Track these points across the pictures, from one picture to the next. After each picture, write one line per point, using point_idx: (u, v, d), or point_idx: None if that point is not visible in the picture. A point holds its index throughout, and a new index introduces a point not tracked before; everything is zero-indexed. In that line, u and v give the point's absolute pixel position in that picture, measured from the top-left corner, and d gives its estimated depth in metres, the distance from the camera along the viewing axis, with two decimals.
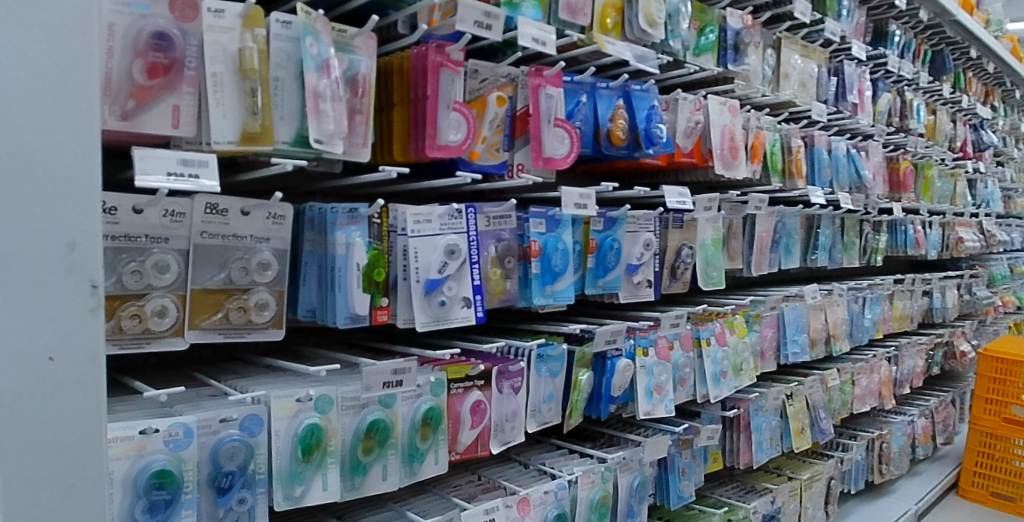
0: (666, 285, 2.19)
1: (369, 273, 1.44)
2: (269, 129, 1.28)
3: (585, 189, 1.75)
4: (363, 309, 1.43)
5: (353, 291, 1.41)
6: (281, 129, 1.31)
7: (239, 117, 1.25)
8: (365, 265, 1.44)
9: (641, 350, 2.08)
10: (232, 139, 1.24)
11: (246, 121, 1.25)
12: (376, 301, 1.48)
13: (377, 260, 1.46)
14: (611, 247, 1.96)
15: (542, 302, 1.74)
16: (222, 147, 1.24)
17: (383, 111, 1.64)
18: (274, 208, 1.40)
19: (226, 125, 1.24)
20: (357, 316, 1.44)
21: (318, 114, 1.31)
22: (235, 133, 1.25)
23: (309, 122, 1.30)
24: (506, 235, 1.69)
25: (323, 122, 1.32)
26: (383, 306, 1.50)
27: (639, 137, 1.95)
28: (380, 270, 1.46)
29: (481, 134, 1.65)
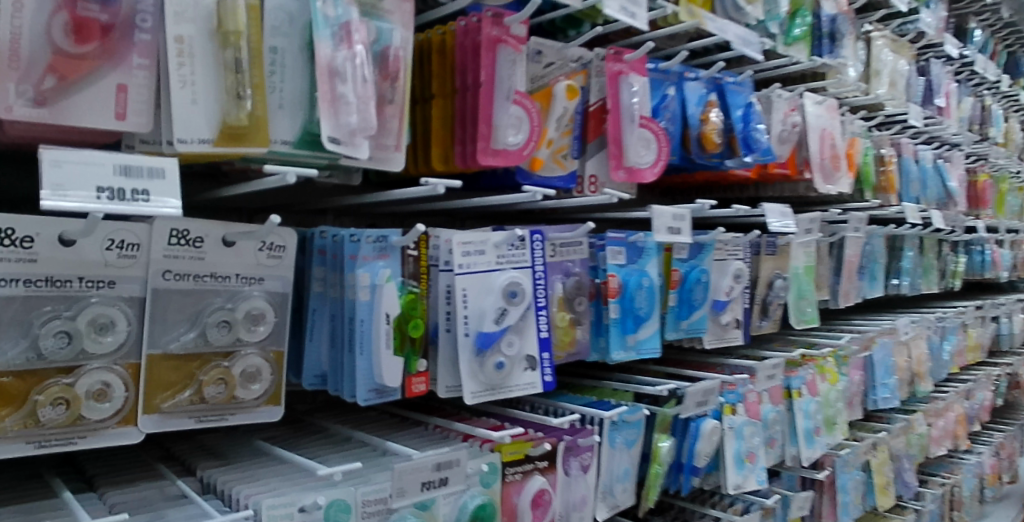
0: (756, 325, 1.78)
1: (400, 327, 1.03)
2: (264, 122, 0.87)
3: (678, 208, 1.34)
4: (394, 380, 1.02)
5: (380, 355, 1.00)
6: (280, 124, 0.90)
7: (218, 102, 0.84)
8: (396, 317, 1.02)
9: (728, 407, 1.65)
10: (207, 137, 0.83)
11: (225, 109, 0.84)
12: (410, 365, 1.06)
13: (414, 308, 1.05)
14: (698, 280, 1.54)
15: (622, 357, 1.32)
16: (192, 148, 0.83)
17: (416, 106, 1.23)
18: (270, 236, 1.01)
19: (197, 116, 0.83)
20: (383, 389, 1.03)
21: (335, 101, 0.90)
22: (214, 128, 0.84)
23: (321, 114, 0.89)
24: (575, 268, 1.29)
25: (341, 114, 0.90)
26: (420, 373, 1.08)
27: (734, 142, 1.55)
28: (418, 323, 1.05)
29: (548, 137, 1.24)
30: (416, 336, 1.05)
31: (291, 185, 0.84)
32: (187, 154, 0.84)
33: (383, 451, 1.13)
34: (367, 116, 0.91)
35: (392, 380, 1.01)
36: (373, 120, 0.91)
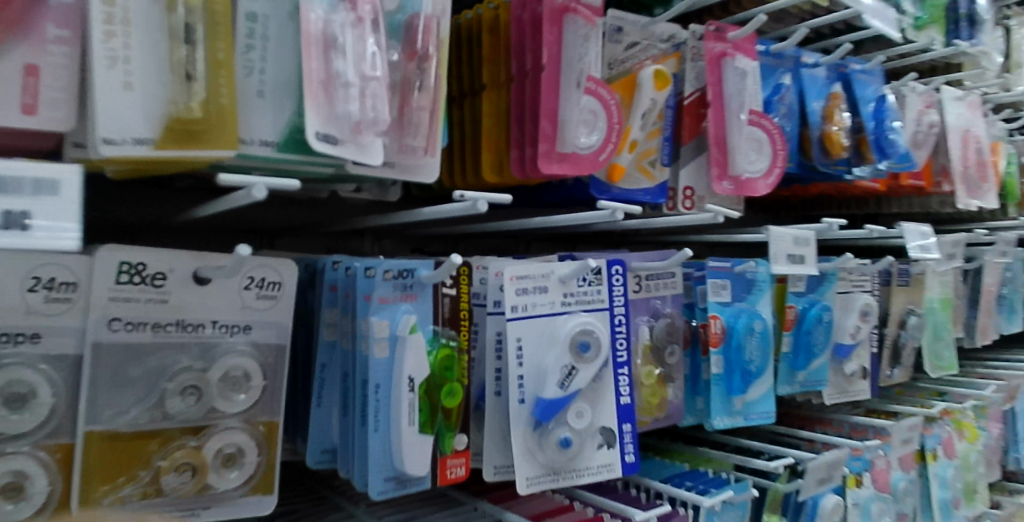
0: (886, 375, 1.44)
1: (428, 394, 0.76)
2: (232, 116, 0.61)
3: (802, 229, 1.04)
4: (419, 467, 0.75)
5: (401, 433, 0.73)
6: (257, 117, 0.64)
7: (162, 87, 0.59)
8: (424, 382, 0.75)
9: (853, 478, 1.32)
10: (145, 137, 0.58)
11: (172, 98, 0.59)
12: (445, 444, 0.79)
13: (449, 367, 0.78)
14: (820, 321, 1.22)
15: (728, 423, 1.01)
16: (123, 152, 0.58)
17: (462, 101, 0.97)
18: (260, 270, 0.75)
19: (131, 106, 0.58)
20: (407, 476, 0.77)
21: (328, 83, 0.63)
22: (156, 123, 0.59)
23: (307, 101, 0.62)
24: (666, 307, 1.00)
25: (338, 101, 0.63)
26: (458, 453, 0.80)
27: (865, 144, 1.23)
28: (455, 388, 0.77)
29: (632, 138, 0.95)
30: (452, 406, 0.77)
31: (261, 201, 0.57)
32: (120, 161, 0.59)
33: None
34: (376, 104, 0.65)
35: (416, 469, 0.74)
36: (383, 111, 0.65)
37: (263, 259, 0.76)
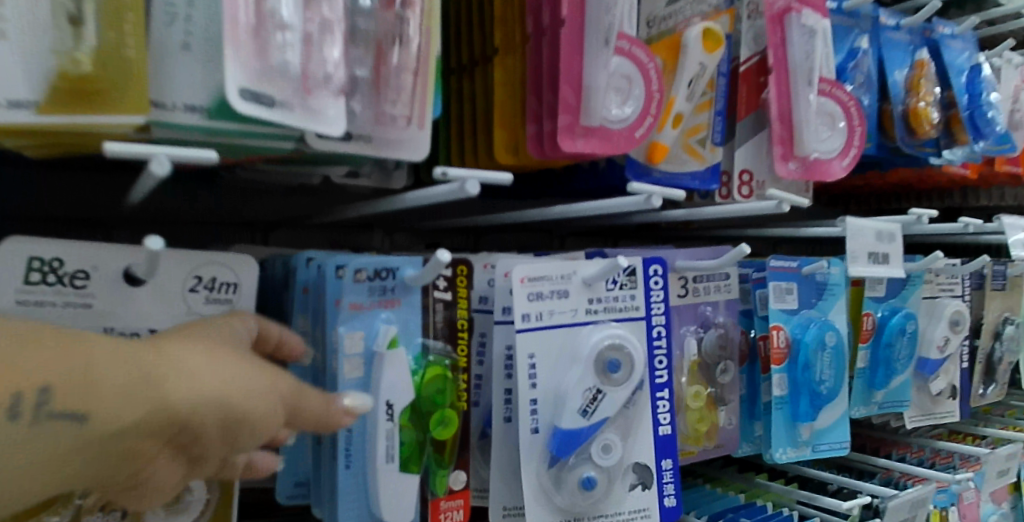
0: (977, 394, 1.24)
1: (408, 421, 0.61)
2: (139, 72, 0.48)
3: (883, 222, 0.86)
4: (399, 514, 0.60)
5: (376, 472, 0.60)
6: (179, 76, 0.51)
7: (47, 36, 0.48)
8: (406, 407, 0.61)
9: (938, 513, 1.14)
10: (24, 99, 0.47)
11: (57, 49, 0.47)
12: (438, 483, 0.64)
13: (440, 389, 0.63)
14: (903, 332, 1.03)
15: (793, 456, 0.84)
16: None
17: (468, 68, 0.81)
18: (210, 268, 0.62)
19: (6, 61, 0.46)
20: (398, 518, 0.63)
21: (260, 26, 0.49)
22: (38, 83, 0.47)
23: (224, 46, 0.47)
24: (718, 315, 0.82)
25: (271, 50, 0.49)
26: (454, 494, 0.65)
27: (958, 122, 1.05)
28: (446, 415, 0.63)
29: (677, 110, 0.78)
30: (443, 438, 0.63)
31: (165, 177, 0.47)
32: None
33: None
34: (323, 55, 0.52)
35: (396, 516, 0.60)
36: (337, 67, 0.52)
37: (214, 255, 0.62)
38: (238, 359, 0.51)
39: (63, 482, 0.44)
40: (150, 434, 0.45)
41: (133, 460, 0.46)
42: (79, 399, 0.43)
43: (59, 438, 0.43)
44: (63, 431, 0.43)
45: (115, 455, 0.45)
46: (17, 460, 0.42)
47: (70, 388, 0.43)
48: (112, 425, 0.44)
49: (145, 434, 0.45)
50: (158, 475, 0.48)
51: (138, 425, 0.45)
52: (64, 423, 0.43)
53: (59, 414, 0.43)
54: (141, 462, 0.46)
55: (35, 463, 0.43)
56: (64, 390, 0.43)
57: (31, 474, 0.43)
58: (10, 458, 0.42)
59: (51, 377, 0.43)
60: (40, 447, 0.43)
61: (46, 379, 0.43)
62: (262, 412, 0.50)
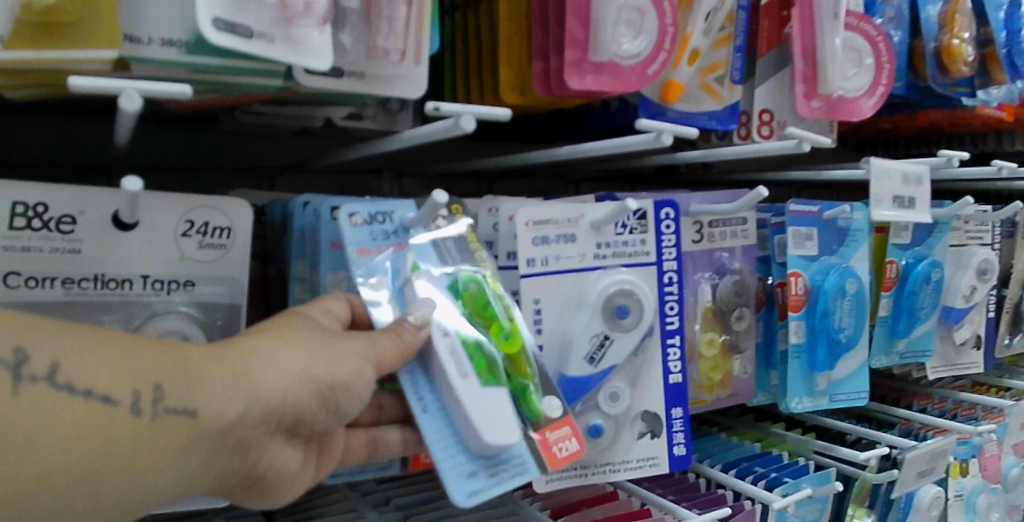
0: (1003, 344, 1.20)
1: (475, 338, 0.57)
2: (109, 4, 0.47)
3: (909, 165, 0.82)
4: (510, 429, 0.54)
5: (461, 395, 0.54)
6: (155, 10, 0.49)
7: None
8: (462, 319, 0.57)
9: (957, 466, 1.14)
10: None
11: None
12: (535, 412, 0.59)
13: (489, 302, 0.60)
14: (927, 280, 1.00)
15: (809, 406, 0.81)
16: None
17: (473, 5, 0.77)
18: (203, 212, 0.61)
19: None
20: (518, 454, 0.57)
21: None
22: (4, 18, 0.46)
23: None
24: (733, 262, 0.80)
25: None
26: (558, 423, 0.60)
27: (994, 59, 0.99)
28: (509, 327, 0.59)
29: (693, 45, 0.74)
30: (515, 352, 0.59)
31: (136, 114, 0.45)
32: None
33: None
34: None
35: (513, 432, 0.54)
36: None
37: (204, 198, 0.61)
38: (329, 338, 0.50)
39: (181, 483, 0.43)
40: (257, 424, 0.45)
41: (239, 454, 0.45)
42: (186, 394, 0.42)
43: (174, 436, 0.42)
44: (175, 428, 0.42)
45: (224, 450, 0.45)
46: (140, 459, 0.42)
47: (176, 384, 0.42)
48: (222, 418, 0.43)
49: (253, 424, 0.45)
50: (268, 464, 0.48)
51: (243, 417, 0.44)
52: (176, 420, 0.42)
53: (172, 410, 0.42)
54: (247, 454, 0.46)
55: (154, 467, 0.42)
56: (171, 387, 0.42)
57: (156, 474, 0.42)
58: (130, 463, 0.41)
59: (157, 375, 0.42)
60: (160, 446, 0.42)
61: (156, 379, 0.42)
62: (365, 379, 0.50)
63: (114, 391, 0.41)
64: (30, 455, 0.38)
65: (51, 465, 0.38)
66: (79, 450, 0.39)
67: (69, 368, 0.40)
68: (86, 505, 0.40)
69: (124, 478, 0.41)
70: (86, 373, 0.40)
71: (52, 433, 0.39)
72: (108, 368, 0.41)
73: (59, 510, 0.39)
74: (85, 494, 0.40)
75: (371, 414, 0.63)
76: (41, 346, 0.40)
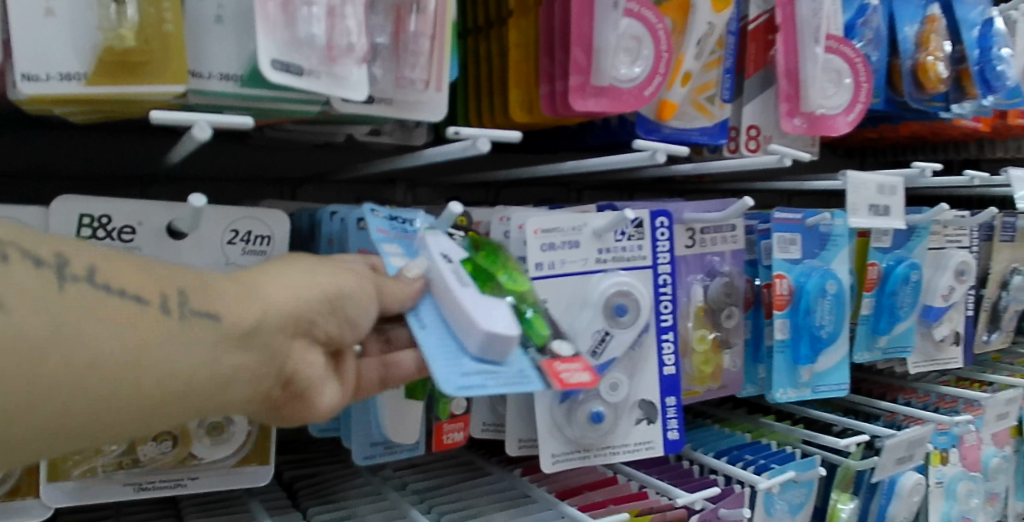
0: (982, 340, 1.28)
1: (480, 270, 0.62)
2: (178, 45, 0.54)
3: (884, 175, 0.90)
4: (503, 323, 0.56)
5: (456, 295, 0.56)
6: (214, 47, 0.57)
7: (92, 13, 0.53)
8: (466, 258, 0.63)
9: (938, 455, 1.21)
10: (74, 72, 0.53)
11: (101, 25, 0.52)
12: (542, 344, 0.61)
13: (497, 258, 0.66)
14: (907, 280, 1.08)
15: (792, 397, 0.89)
16: (48, 89, 0.52)
17: (484, 32, 0.85)
18: (245, 221, 0.68)
19: (57, 36, 0.52)
20: (520, 369, 0.58)
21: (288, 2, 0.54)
22: (86, 56, 0.53)
23: (257, 21, 0.53)
24: (724, 265, 0.87)
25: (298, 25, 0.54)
26: (567, 358, 0.60)
27: (967, 76, 1.07)
28: (512, 275, 0.65)
29: (685, 69, 0.81)
30: (520, 291, 0.64)
31: (206, 141, 0.53)
32: (52, 101, 0.53)
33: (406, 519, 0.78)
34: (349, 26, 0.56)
35: (507, 327, 0.55)
36: (357, 35, 0.56)
37: (248, 209, 0.68)
38: (333, 266, 0.54)
39: (208, 380, 0.46)
40: (274, 329, 0.49)
41: (261, 360, 0.48)
42: (207, 298, 0.46)
43: (200, 334, 0.45)
44: (200, 328, 0.45)
45: (244, 354, 0.47)
46: (170, 353, 0.44)
47: (198, 291, 0.46)
48: (240, 322, 0.47)
49: (270, 330, 0.48)
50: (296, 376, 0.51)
51: (261, 323, 0.48)
52: (199, 321, 0.45)
53: (197, 311, 0.45)
54: (267, 362, 0.49)
55: (181, 361, 0.45)
56: (193, 293, 0.46)
57: (182, 368, 0.45)
58: (160, 355, 0.44)
59: (179, 283, 0.46)
60: (188, 343, 0.45)
61: (180, 286, 0.46)
62: (368, 294, 0.54)
63: (144, 291, 0.44)
64: (75, 341, 0.41)
65: (92, 349, 0.41)
66: (116, 340, 0.42)
67: (104, 271, 0.44)
68: (120, 393, 0.42)
69: (152, 371, 0.43)
70: (118, 276, 0.44)
71: (93, 321, 0.42)
72: (137, 275, 0.45)
73: (94, 398, 0.42)
74: (121, 383, 0.42)
75: (394, 400, 0.70)
76: (82, 256, 0.44)
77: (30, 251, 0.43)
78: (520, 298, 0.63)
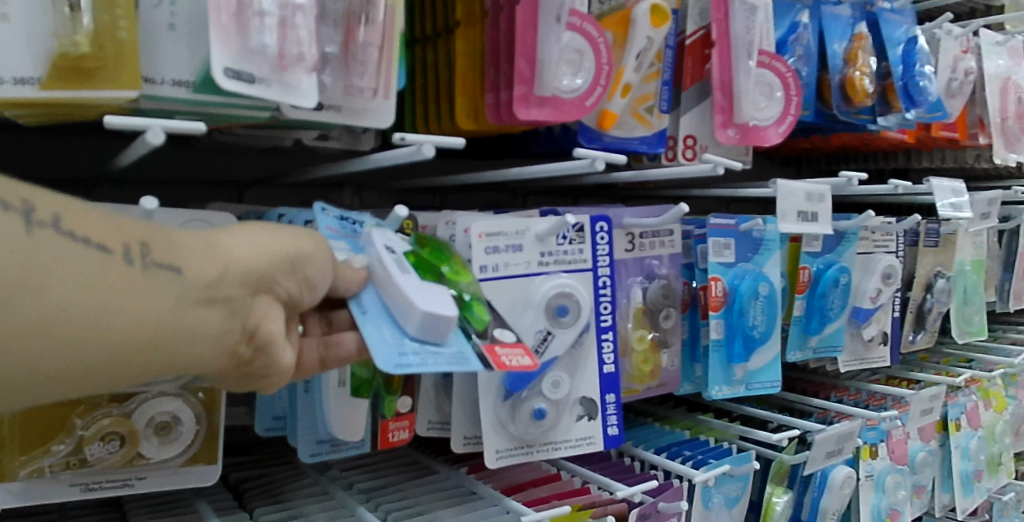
0: (907, 340, 1.35)
1: (423, 259, 0.66)
2: (132, 53, 0.55)
3: (812, 184, 0.95)
4: (442, 304, 0.58)
5: (397, 279, 0.59)
6: (166, 54, 0.58)
7: (45, 18, 0.54)
8: (408, 251, 0.66)
9: (868, 450, 1.27)
10: (28, 76, 0.53)
11: (56, 31, 0.53)
12: (482, 329, 0.65)
13: (442, 254, 0.70)
14: (836, 283, 1.13)
15: (727, 394, 0.93)
16: (2, 92, 0.53)
17: (432, 41, 0.87)
18: (195, 225, 0.69)
19: (11, 41, 0.53)
20: (459, 350, 0.60)
21: (241, 13, 0.56)
22: (40, 61, 0.54)
23: (212, 32, 0.55)
24: (662, 268, 0.91)
25: (250, 35, 0.56)
26: (508, 344, 0.65)
27: (892, 91, 1.13)
28: (456, 268, 0.69)
29: (625, 81, 0.85)
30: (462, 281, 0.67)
31: (159, 146, 0.54)
32: (4, 104, 0.54)
33: (353, 517, 0.80)
34: (300, 36, 0.58)
35: (447, 309, 0.58)
36: (308, 45, 0.58)
37: (196, 213, 0.69)
38: (294, 230, 0.56)
39: (173, 333, 0.46)
40: (238, 283, 0.50)
41: (225, 315, 0.49)
42: (171, 251, 0.47)
43: (165, 285, 0.46)
44: (166, 280, 0.46)
45: (210, 306, 0.48)
46: (135, 303, 0.45)
47: (161, 243, 0.47)
48: (204, 276, 0.48)
49: (233, 284, 0.49)
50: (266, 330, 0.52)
51: (223, 276, 0.49)
52: (165, 273, 0.46)
53: (161, 263, 0.46)
54: (233, 317, 0.50)
55: (147, 312, 0.45)
56: (156, 245, 0.46)
57: (148, 318, 0.45)
58: (125, 305, 0.44)
59: (143, 234, 0.46)
60: (153, 293, 0.45)
61: (143, 236, 0.46)
62: (323, 254, 0.56)
63: (107, 241, 0.45)
64: (40, 291, 0.41)
65: (65, 300, 0.42)
66: (86, 293, 0.43)
67: (69, 219, 0.44)
68: (92, 343, 0.43)
69: (118, 320, 0.44)
70: (80, 225, 0.44)
71: (59, 270, 0.42)
72: (98, 224, 0.45)
73: (68, 350, 0.42)
74: (90, 332, 0.43)
75: (343, 398, 0.73)
76: (44, 202, 0.44)
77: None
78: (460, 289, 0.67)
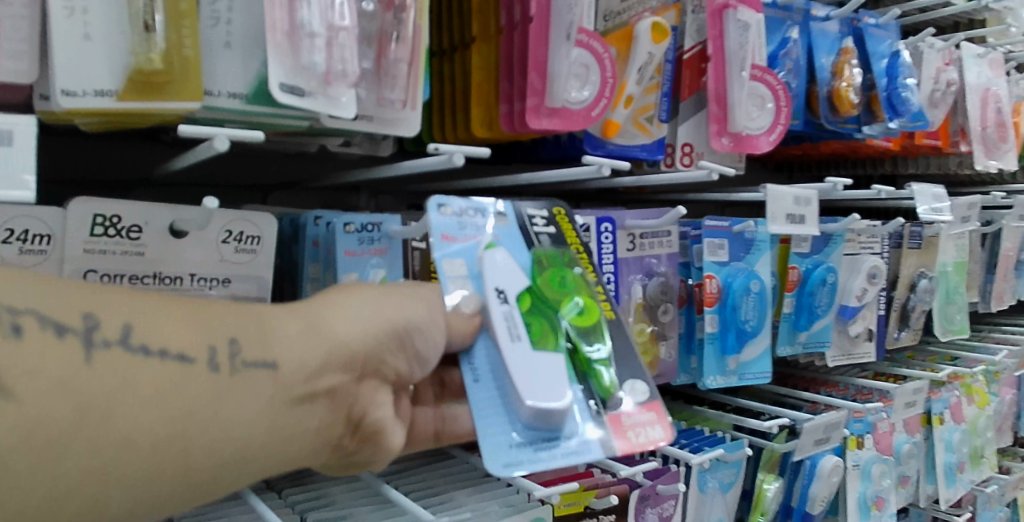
0: (891, 337, 1.43)
1: (540, 302, 0.67)
2: (196, 68, 0.62)
3: (801, 189, 1.02)
4: (555, 399, 0.62)
5: (513, 365, 0.62)
6: (222, 70, 0.65)
7: (122, 37, 0.61)
8: (526, 290, 0.67)
9: (854, 440, 1.34)
10: (107, 89, 0.60)
11: (133, 49, 0.60)
12: (608, 394, 0.69)
13: (565, 279, 0.71)
14: (823, 282, 1.21)
15: (720, 383, 1.00)
16: (84, 103, 0.60)
17: (449, 55, 0.94)
18: (239, 224, 0.76)
19: (92, 57, 0.60)
20: (582, 433, 0.67)
21: (293, 34, 0.64)
22: (118, 75, 0.61)
23: (269, 51, 0.63)
24: (661, 266, 0.99)
25: (300, 54, 0.63)
26: (634, 408, 0.69)
27: (876, 101, 1.21)
28: (584, 306, 0.70)
29: (628, 93, 0.92)
30: (582, 328, 0.69)
31: (223, 152, 0.61)
32: (83, 113, 0.61)
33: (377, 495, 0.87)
34: (343, 55, 0.65)
35: (558, 402, 0.63)
36: (351, 62, 0.65)
37: (242, 212, 0.77)
38: (390, 293, 0.61)
39: (268, 432, 0.55)
40: (335, 369, 0.57)
41: (326, 406, 0.57)
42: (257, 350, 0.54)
43: (253, 383, 0.54)
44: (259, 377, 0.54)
45: (310, 400, 0.56)
46: (224, 410, 0.53)
47: (250, 340, 0.55)
48: (300, 366, 0.56)
49: (332, 370, 0.57)
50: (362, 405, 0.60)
51: (323, 365, 0.57)
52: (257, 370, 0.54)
53: (248, 362, 0.54)
54: (333, 404, 0.58)
55: (238, 417, 0.54)
56: (245, 343, 0.54)
57: (241, 422, 0.54)
58: (215, 414, 0.53)
59: (232, 334, 0.54)
60: (240, 395, 0.54)
61: (233, 334, 0.54)
62: (433, 321, 0.61)
63: (189, 350, 0.52)
64: (112, 419, 0.48)
65: (141, 428, 0.49)
66: (178, 418, 0.51)
67: (142, 333, 0.51)
68: (185, 463, 0.52)
69: (206, 428, 0.52)
70: (157, 338, 0.52)
71: (130, 394, 0.50)
72: (179, 333, 0.53)
73: (158, 468, 0.51)
74: (186, 443, 0.51)
75: None
76: (121, 315, 0.52)
77: (54, 319, 0.49)
78: (581, 341, 0.69)
